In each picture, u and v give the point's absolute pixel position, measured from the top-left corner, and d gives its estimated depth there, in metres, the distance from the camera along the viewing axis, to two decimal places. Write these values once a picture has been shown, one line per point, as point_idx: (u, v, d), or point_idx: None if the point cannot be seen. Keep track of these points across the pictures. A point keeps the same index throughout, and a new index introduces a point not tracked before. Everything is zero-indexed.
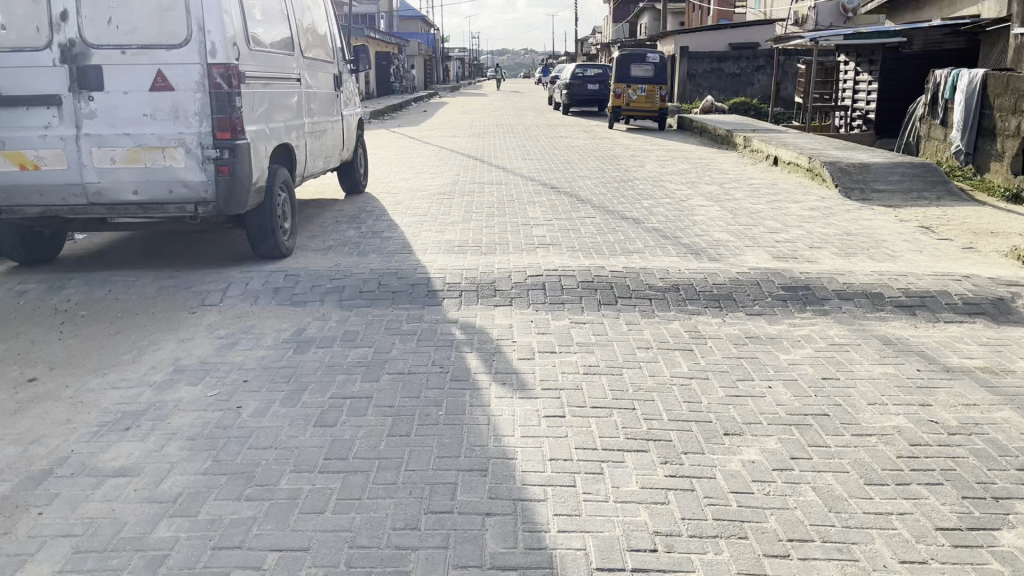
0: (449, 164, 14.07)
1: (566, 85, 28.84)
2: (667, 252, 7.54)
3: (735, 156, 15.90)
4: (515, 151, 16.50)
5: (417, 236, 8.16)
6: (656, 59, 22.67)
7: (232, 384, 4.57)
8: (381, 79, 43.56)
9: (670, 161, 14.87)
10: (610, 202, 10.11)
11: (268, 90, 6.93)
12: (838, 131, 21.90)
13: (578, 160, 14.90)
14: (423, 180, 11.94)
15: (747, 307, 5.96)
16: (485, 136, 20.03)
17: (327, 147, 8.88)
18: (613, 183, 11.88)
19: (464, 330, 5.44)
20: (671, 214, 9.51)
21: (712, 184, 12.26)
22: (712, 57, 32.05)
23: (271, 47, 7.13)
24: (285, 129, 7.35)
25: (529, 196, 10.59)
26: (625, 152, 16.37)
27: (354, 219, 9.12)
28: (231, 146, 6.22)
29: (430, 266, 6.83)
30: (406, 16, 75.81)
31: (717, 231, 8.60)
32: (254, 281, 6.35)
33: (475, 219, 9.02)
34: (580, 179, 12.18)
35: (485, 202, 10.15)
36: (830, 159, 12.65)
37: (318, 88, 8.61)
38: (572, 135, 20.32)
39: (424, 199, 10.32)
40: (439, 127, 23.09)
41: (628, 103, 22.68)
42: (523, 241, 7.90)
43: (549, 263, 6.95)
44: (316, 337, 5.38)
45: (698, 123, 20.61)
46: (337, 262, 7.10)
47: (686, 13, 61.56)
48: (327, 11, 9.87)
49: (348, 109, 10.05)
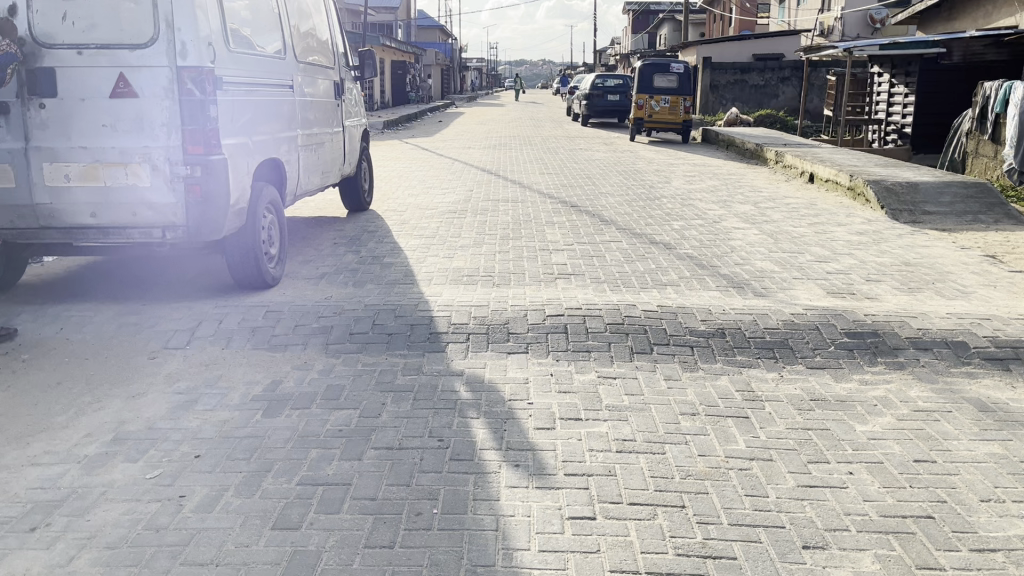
0: (463, 178, 13.23)
1: (586, 95, 28.03)
2: (704, 285, 6.63)
3: (767, 172, 14.96)
4: (533, 164, 15.64)
5: (422, 263, 7.27)
6: (681, 68, 21.61)
7: (179, 462, 3.68)
8: (397, 88, 42.95)
9: (698, 177, 13.94)
10: (637, 224, 9.20)
11: (253, 98, 6.07)
12: (871, 145, 20.88)
13: (599, 175, 14.00)
14: (433, 197, 11.06)
15: (807, 359, 5.03)
16: (502, 148, 19.22)
17: (325, 161, 8.04)
18: (638, 201, 10.97)
19: (470, 386, 4.54)
20: (705, 238, 8.60)
21: (745, 203, 11.33)
22: (736, 68, 31.06)
23: (259, 50, 6.26)
24: (274, 142, 6.50)
25: (548, 215, 9.69)
26: (649, 167, 15.46)
27: (355, 242, 8.24)
28: (204, 162, 5.35)
29: (435, 301, 5.93)
30: (424, 26, 75.48)
31: (759, 259, 7.68)
32: (228, 320, 5.46)
33: (488, 243, 8.13)
34: (603, 197, 11.27)
35: (499, 223, 9.26)
36: (874, 177, 11.70)
37: (316, 97, 7.74)
38: (592, 148, 19.46)
39: (433, 218, 9.45)
40: (454, 138, 22.31)
41: (650, 115, 21.87)
42: (541, 270, 7.00)
43: (572, 298, 6.04)
44: (293, 394, 4.49)
45: (724, 136, 19.69)
46: (329, 294, 6.21)
47: (708, 24, 60.71)
48: (329, 13, 9.01)
49: (349, 120, 9.19)
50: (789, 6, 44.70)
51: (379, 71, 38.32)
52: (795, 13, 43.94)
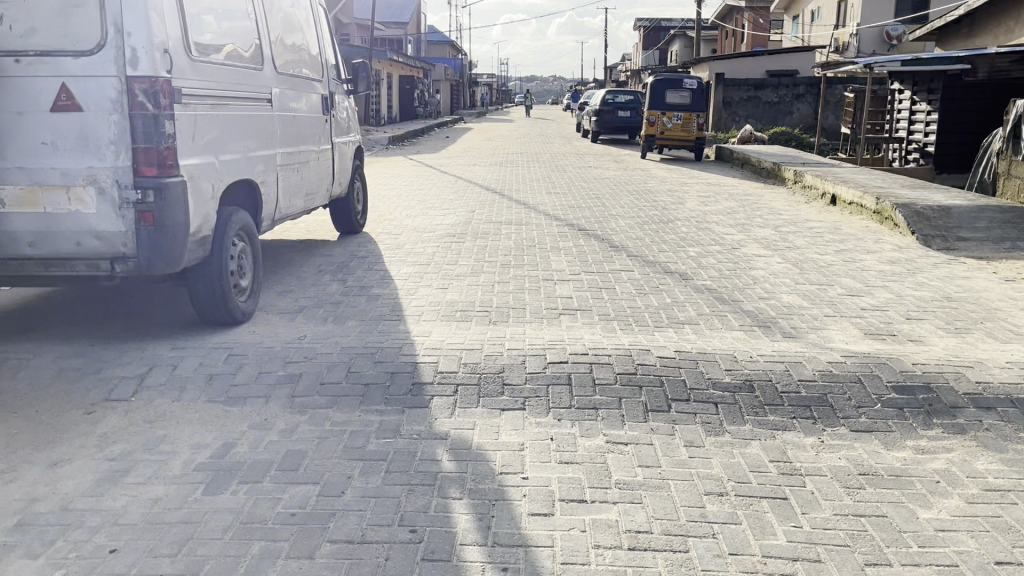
0: (465, 197, 12.58)
1: (596, 111, 27.44)
2: (727, 325, 5.93)
3: (785, 193, 14.26)
4: (540, 183, 15.00)
5: (413, 295, 6.58)
6: (695, 84, 20.95)
7: (88, 560, 2.99)
8: (405, 103, 42.51)
9: (713, 198, 13.27)
10: (650, 251, 8.52)
11: (221, 112, 5.41)
12: (892, 164, 20.14)
13: (608, 195, 13.34)
14: (431, 218, 10.39)
15: (851, 421, 4.31)
16: (508, 166, 18.60)
17: (310, 182, 7.38)
18: (651, 224, 10.29)
19: (454, 453, 3.83)
20: (725, 267, 7.90)
21: (764, 227, 10.64)
22: (750, 85, 30.37)
23: (229, 59, 5.61)
24: (247, 162, 5.84)
25: (553, 240, 8.99)
26: (662, 187, 14.78)
27: (342, 269, 7.57)
28: (157, 186, 4.70)
29: (421, 342, 5.24)
30: (435, 42, 75.32)
31: (785, 293, 6.97)
32: (184, 365, 4.78)
33: (486, 271, 7.44)
34: (613, 219, 10.58)
35: (500, 248, 8.56)
36: (902, 199, 10.98)
37: (300, 111, 7.08)
38: (602, 166, 18.83)
39: (430, 242, 8.78)
40: (460, 155, 21.73)
41: (662, 132, 21.23)
42: (543, 305, 6.30)
43: (578, 340, 5.34)
44: (244, 462, 3.79)
45: (738, 155, 19.02)
46: (304, 334, 5.51)
47: (719, 40, 60.19)
48: (320, 21, 8.39)
49: (340, 137, 8.54)
50: (803, 22, 44.11)
51: (387, 86, 37.90)
52: (809, 30, 43.29)
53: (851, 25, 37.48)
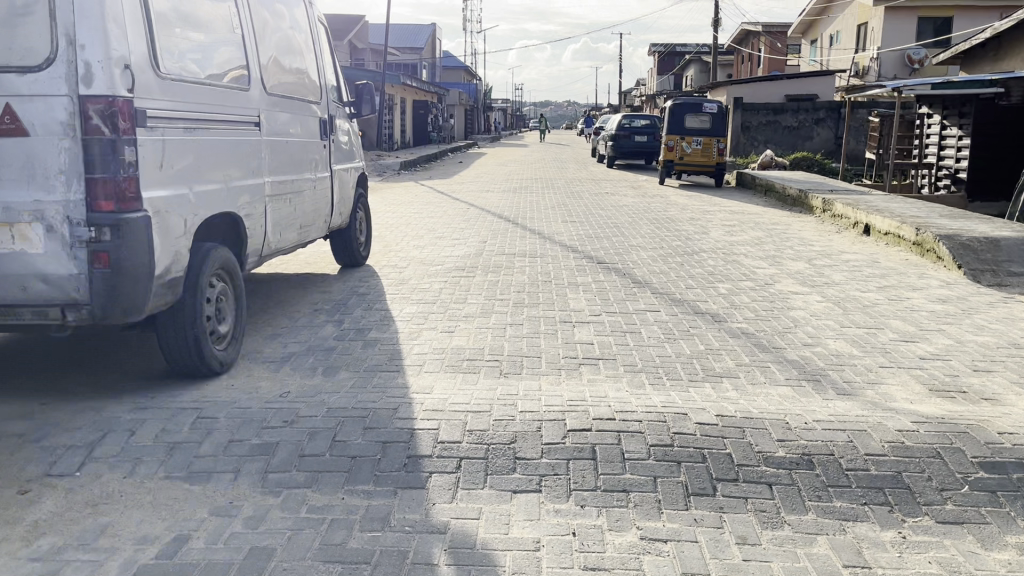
0: (477, 226, 11.95)
1: (612, 136, 26.86)
2: (770, 378, 5.20)
3: (814, 222, 13.54)
4: (555, 210, 14.34)
5: (415, 340, 5.89)
6: (714, 108, 20.31)
7: None
8: (418, 128, 42.15)
9: (738, 228, 12.56)
10: (677, 287, 7.81)
11: (196, 137, 4.78)
12: (921, 191, 19.37)
13: (628, 223, 12.66)
14: (440, 250, 9.73)
15: (934, 509, 3.56)
16: (522, 192, 17.98)
17: (305, 214, 6.73)
18: (675, 257, 9.59)
19: (455, 555, 3.11)
20: (760, 307, 7.18)
21: (797, 260, 9.91)
22: (769, 109, 29.71)
23: (207, 78, 4.98)
24: (228, 194, 5.20)
25: (571, 275, 8.30)
26: (683, 215, 14.08)
27: (339, 308, 6.90)
28: (115, 222, 4.05)
29: (421, 402, 4.52)
30: (449, 67, 75.40)
31: (830, 338, 6.24)
32: (143, 432, 4.09)
33: (496, 311, 6.75)
34: (634, 251, 9.89)
35: (512, 284, 7.87)
36: (945, 230, 10.23)
37: (294, 136, 6.45)
38: (619, 192, 18.18)
39: (437, 278, 8.10)
40: (473, 181, 21.15)
41: (681, 157, 20.56)
42: (560, 353, 5.59)
43: (601, 398, 4.63)
44: (197, 563, 3.08)
45: (761, 181, 18.33)
46: (288, 390, 4.82)
47: (735, 65, 59.73)
48: (321, 41, 7.80)
49: (341, 163, 7.91)
50: (822, 46, 43.53)
51: (400, 111, 37.50)
52: (828, 53, 42.70)
53: (871, 49, 36.83)
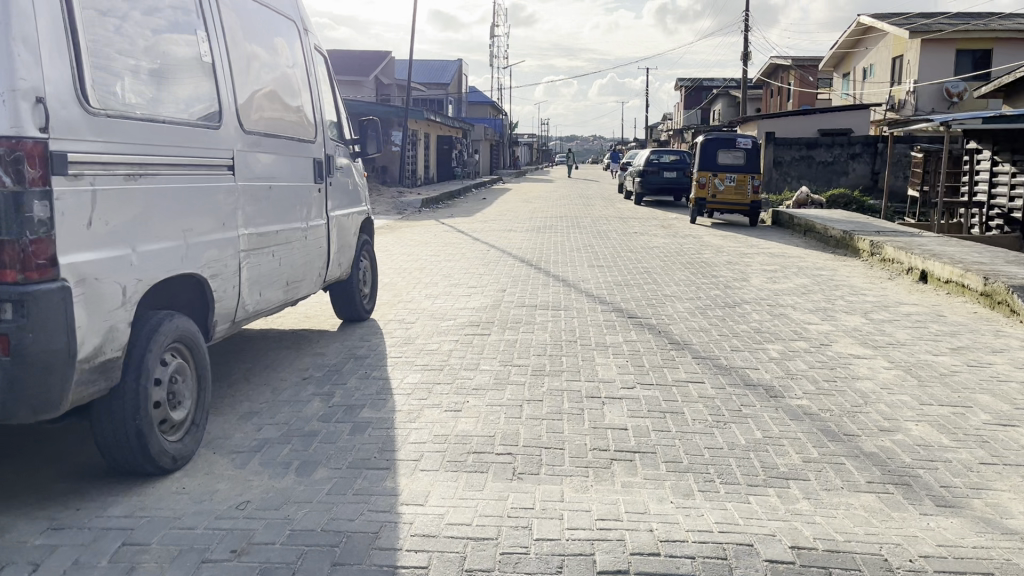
0: (497, 271, 11.06)
1: (640, 172, 25.99)
2: (848, 483, 4.20)
3: (863, 267, 12.50)
4: (582, 252, 13.44)
5: (412, 422, 4.95)
6: (748, 143, 19.34)
7: None
8: (442, 163, 41.62)
9: (781, 274, 11.55)
10: (721, 350, 6.83)
11: (144, 185, 3.93)
12: (971, 231, 18.21)
13: (660, 268, 11.71)
14: (454, 301, 8.81)
15: None
16: (547, 232, 17.10)
17: (294, 268, 5.86)
18: (714, 310, 8.63)
19: None
20: (819, 377, 6.18)
21: (851, 314, 8.88)
22: (802, 144, 28.72)
23: (162, 114, 4.15)
24: (189, 252, 4.34)
25: (598, 332, 7.35)
26: (719, 258, 13.11)
27: (332, 376, 5.99)
28: (19, 297, 3.18)
29: (410, 521, 3.56)
30: (475, 102, 75.38)
31: (911, 422, 5.20)
32: (49, 566, 3.17)
33: (511, 381, 5.80)
34: (670, 302, 8.93)
35: (532, 343, 6.93)
36: (1017, 280, 9.15)
37: (280, 179, 5.61)
38: (649, 232, 17.24)
39: (447, 337, 7.17)
40: (496, 219, 20.33)
41: (714, 195, 19.61)
42: (586, 442, 4.62)
43: (638, 516, 3.65)
44: None
45: (800, 221, 17.31)
46: (249, 496, 3.89)
47: (764, 99, 58.90)
48: (321, 75, 7.01)
49: (342, 207, 7.06)
50: (856, 79, 42.56)
51: (424, 146, 36.99)
52: (862, 87, 41.70)
53: (907, 83, 35.79)
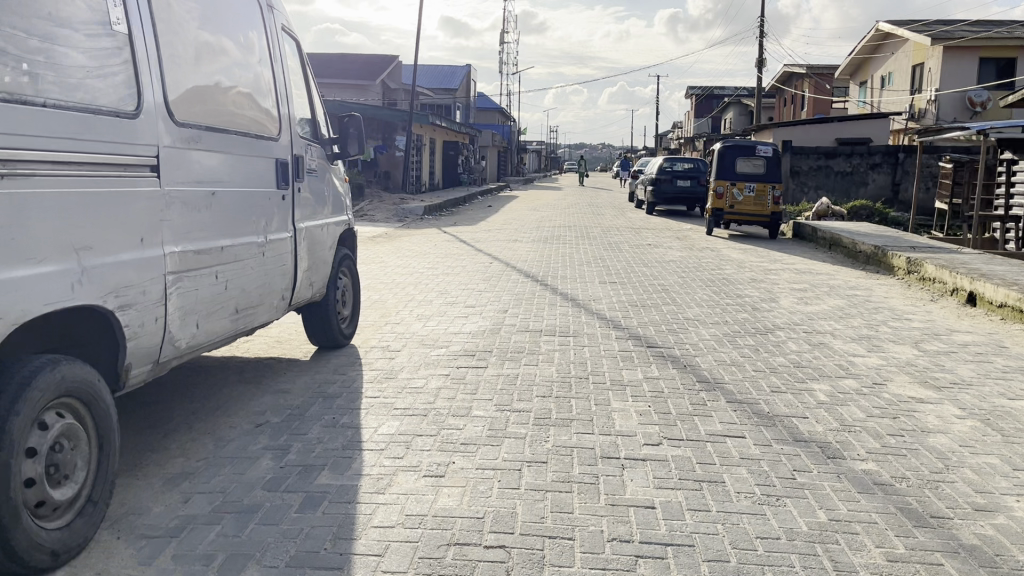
0: (499, 288, 10.03)
1: (652, 180, 24.95)
2: None
3: (901, 286, 11.42)
4: (592, 266, 12.39)
5: (381, 493, 3.90)
6: (769, 151, 18.29)
7: None
8: (448, 169, 40.61)
9: (813, 295, 10.49)
10: (759, 392, 5.78)
11: (10, 190, 2.91)
12: (1006, 246, 17.10)
13: (678, 286, 10.65)
14: (448, 324, 7.78)
15: None
16: (555, 242, 16.04)
17: (247, 291, 4.83)
18: (743, 339, 7.58)
19: None
20: (882, 429, 5.11)
21: (899, 344, 7.81)
22: (820, 153, 27.65)
23: (44, 97, 3.12)
24: (85, 277, 3.31)
25: (613, 365, 6.30)
26: (741, 275, 12.05)
27: (292, 423, 4.94)
28: None
29: None
30: (482, 107, 74.45)
31: (1012, 498, 4.12)
32: None
33: (509, 433, 4.75)
34: (693, 328, 7.88)
35: (535, 379, 5.88)
36: None
37: (229, 182, 4.58)
38: (664, 244, 16.17)
39: (436, 370, 6.12)
40: (501, 229, 19.28)
41: (732, 206, 18.56)
42: (602, 529, 3.56)
43: None
44: None
45: (825, 234, 16.24)
46: None
47: (777, 107, 57.79)
48: (292, 63, 6.00)
49: (315, 217, 6.03)
50: (873, 87, 41.45)
51: (430, 152, 36.00)
52: (880, 95, 40.59)
53: (928, 91, 34.66)
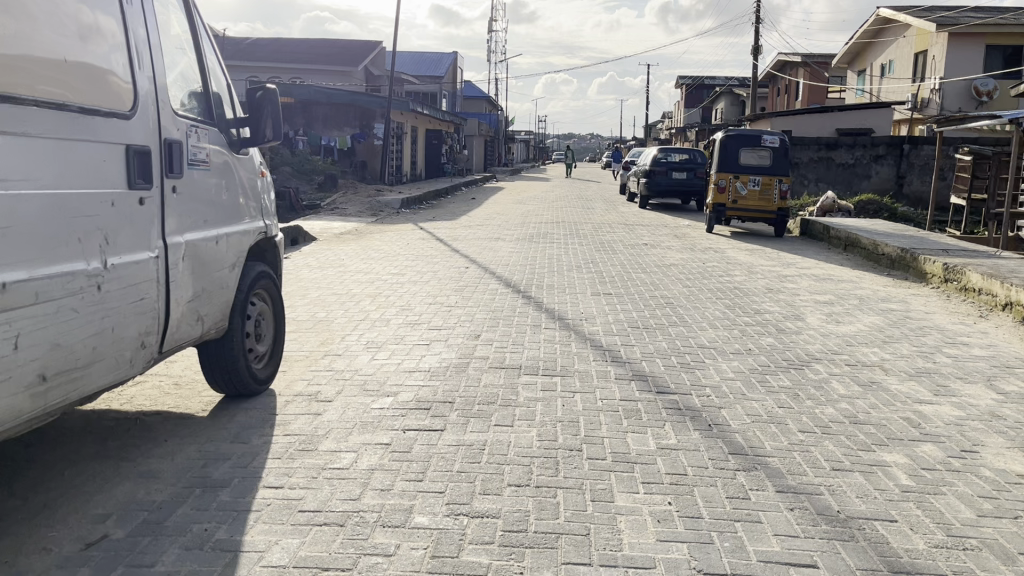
0: (472, 302, 8.40)
1: (647, 172, 23.33)
2: None
3: (940, 299, 9.88)
4: (584, 272, 10.77)
5: None
6: (776, 142, 16.78)
7: None
8: (431, 160, 38.84)
9: (843, 311, 8.92)
10: (816, 473, 4.18)
11: None
12: None
13: (686, 299, 9.05)
14: (401, 358, 6.14)
15: None
16: (541, 242, 14.39)
17: (64, 343, 3.18)
18: (775, 378, 6.00)
19: None
20: (1009, 542, 3.50)
21: (969, 382, 6.22)
22: (821, 144, 26.13)
23: None
24: None
25: (612, 427, 4.70)
26: (755, 284, 10.47)
27: (138, 543, 3.30)
28: None
29: None
30: (470, 97, 72.61)
31: None
32: None
33: (462, 566, 3.10)
34: (711, 363, 6.29)
35: (506, 452, 4.25)
36: None
37: (17, 177, 2.90)
38: (663, 244, 14.57)
39: (372, 436, 4.48)
40: (483, 225, 17.62)
41: (734, 200, 16.97)
42: None
43: None
44: None
45: (841, 233, 14.68)
46: None
47: (770, 97, 56.19)
48: (169, 11, 4.31)
49: (202, 225, 4.36)
50: (873, 76, 39.97)
51: (411, 140, 34.29)
52: (880, 84, 39.08)
53: (932, 79, 33.20)
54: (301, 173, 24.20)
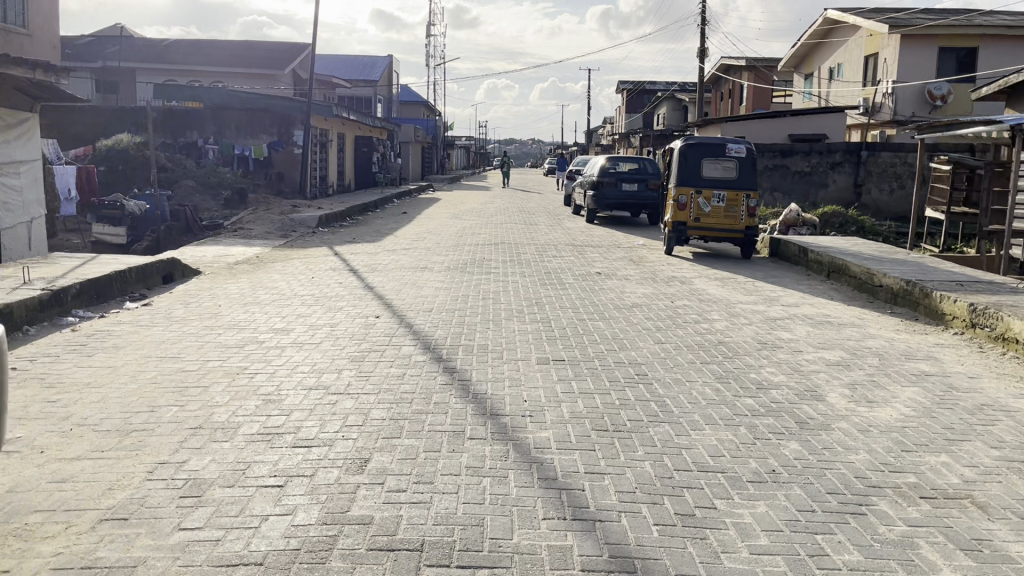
0: (368, 384, 6.00)
1: (594, 183, 21.16)
2: None
3: (976, 353, 7.81)
4: (525, 322, 8.46)
5: None
6: (740, 151, 14.88)
7: None
8: (361, 170, 36.21)
9: (867, 380, 6.75)
10: None
11: None
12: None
13: (660, 366, 6.78)
14: (224, 531, 3.67)
15: None
16: (473, 272, 12.05)
17: None
18: (833, 546, 3.72)
19: None
20: None
21: None
22: (776, 151, 24.42)
23: None
24: None
25: None
26: (742, 334, 8.28)
27: None
28: None
29: None
30: (405, 102, 69.95)
31: None
32: None
33: None
34: (726, 514, 3.99)
35: None
36: None
37: None
38: (619, 272, 12.36)
39: None
40: (409, 248, 15.19)
41: (697, 219, 14.78)
42: None
43: None
44: None
45: (823, 258, 12.64)
46: None
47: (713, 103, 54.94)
48: None
49: None
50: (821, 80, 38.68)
51: (337, 148, 31.60)
52: (829, 88, 37.75)
53: (884, 83, 31.86)
54: (207, 186, 21.43)
